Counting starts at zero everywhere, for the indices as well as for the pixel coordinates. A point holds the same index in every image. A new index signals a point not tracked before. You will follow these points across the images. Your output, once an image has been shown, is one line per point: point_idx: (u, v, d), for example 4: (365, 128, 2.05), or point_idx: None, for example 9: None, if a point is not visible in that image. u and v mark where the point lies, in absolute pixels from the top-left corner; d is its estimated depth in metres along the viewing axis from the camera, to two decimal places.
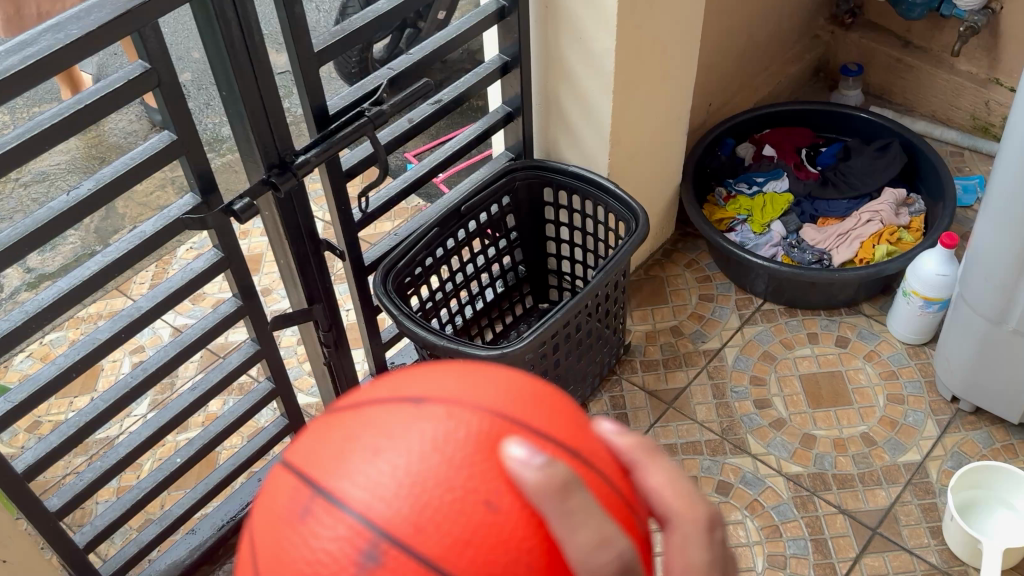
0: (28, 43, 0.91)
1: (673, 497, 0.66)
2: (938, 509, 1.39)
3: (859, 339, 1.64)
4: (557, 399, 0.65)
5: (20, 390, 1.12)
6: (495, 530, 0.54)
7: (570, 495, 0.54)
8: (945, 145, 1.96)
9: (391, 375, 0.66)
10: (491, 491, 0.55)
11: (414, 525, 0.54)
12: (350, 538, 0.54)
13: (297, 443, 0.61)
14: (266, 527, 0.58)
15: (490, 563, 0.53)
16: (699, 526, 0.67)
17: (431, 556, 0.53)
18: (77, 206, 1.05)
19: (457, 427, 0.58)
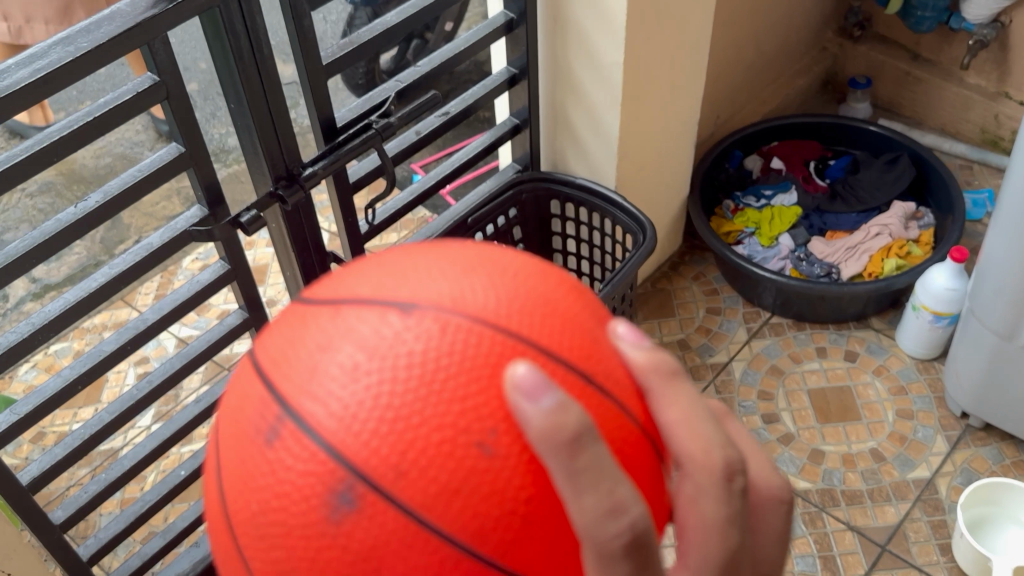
0: (39, 55, 0.91)
1: (689, 441, 0.60)
2: (948, 525, 1.38)
3: (868, 353, 1.63)
4: (565, 294, 0.61)
5: (26, 402, 1.11)
6: (489, 475, 0.52)
7: (580, 452, 0.50)
8: (954, 159, 1.95)
9: (384, 261, 0.63)
10: (485, 432, 0.52)
11: (397, 469, 0.52)
12: (320, 474, 0.53)
13: (276, 337, 0.60)
14: (236, 441, 0.57)
15: (480, 512, 0.52)
16: (717, 482, 0.60)
17: (414, 505, 0.52)
18: (85, 217, 1.04)
19: (450, 349, 0.54)
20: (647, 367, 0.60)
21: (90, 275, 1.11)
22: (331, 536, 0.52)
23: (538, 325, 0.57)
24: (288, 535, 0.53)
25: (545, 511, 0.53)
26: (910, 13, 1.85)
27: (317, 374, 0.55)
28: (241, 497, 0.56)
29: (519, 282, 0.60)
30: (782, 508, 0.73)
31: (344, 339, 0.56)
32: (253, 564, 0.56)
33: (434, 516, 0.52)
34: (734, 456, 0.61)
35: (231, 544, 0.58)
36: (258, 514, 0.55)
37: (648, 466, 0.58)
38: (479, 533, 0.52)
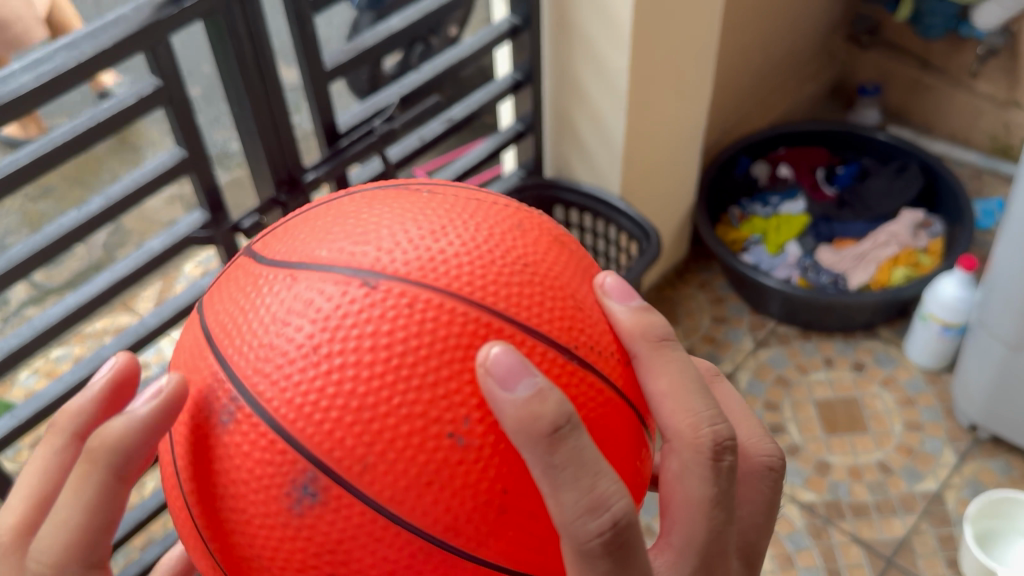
0: (43, 60, 0.89)
1: (673, 412, 0.58)
2: (955, 538, 1.36)
3: (875, 364, 1.61)
4: (543, 253, 0.57)
5: (25, 407, 1.10)
6: (462, 465, 0.49)
7: (559, 445, 0.47)
8: (963, 167, 1.93)
9: (346, 211, 0.59)
10: (457, 421, 0.49)
11: (363, 462, 0.49)
12: (282, 462, 0.50)
13: (229, 301, 0.56)
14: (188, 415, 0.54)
15: (453, 504, 0.49)
16: (699, 458, 0.57)
17: (381, 499, 0.49)
18: (87, 222, 1.03)
19: (417, 327, 0.50)
20: (635, 330, 0.58)
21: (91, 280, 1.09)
22: (296, 527, 0.50)
23: (516, 297, 0.53)
24: (249, 523, 0.51)
25: (519, 496, 0.51)
26: (920, 20, 1.83)
27: (270, 352, 0.51)
28: (199, 478, 0.53)
29: (493, 240, 0.56)
30: (771, 475, 0.69)
31: (301, 313, 0.52)
32: (213, 545, 0.54)
33: (403, 510, 0.49)
34: (721, 432, 0.58)
35: (188, 525, 0.56)
36: (216, 499, 0.52)
37: (631, 443, 0.56)
38: (451, 527, 0.49)
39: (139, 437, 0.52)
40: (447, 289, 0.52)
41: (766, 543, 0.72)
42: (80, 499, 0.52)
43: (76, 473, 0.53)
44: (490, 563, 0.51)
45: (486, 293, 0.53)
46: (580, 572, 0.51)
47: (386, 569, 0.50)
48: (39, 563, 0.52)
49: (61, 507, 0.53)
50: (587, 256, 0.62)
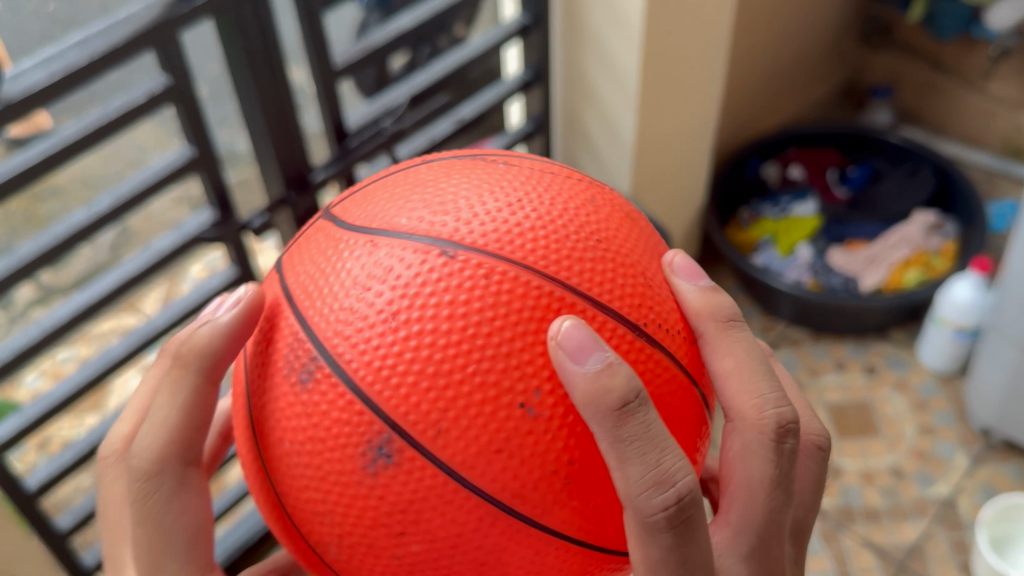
0: (55, 57, 0.89)
1: (739, 393, 0.61)
2: (968, 543, 1.35)
3: (887, 367, 1.60)
4: (617, 229, 0.59)
5: (34, 406, 1.09)
6: (533, 434, 0.50)
7: (627, 419, 0.50)
8: (976, 169, 1.91)
9: (424, 179, 0.61)
10: (530, 391, 0.50)
11: (437, 427, 0.50)
12: (358, 425, 0.52)
13: (309, 263, 0.58)
14: (266, 371, 0.57)
15: (523, 472, 0.51)
16: (762, 439, 0.60)
17: (453, 465, 0.50)
18: (96, 221, 1.02)
19: (495, 298, 0.52)
20: (702, 310, 0.60)
21: (101, 279, 1.09)
22: (369, 488, 0.52)
23: (590, 271, 0.55)
24: (323, 480, 0.53)
25: (587, 467, 0.52)
26: (932, 21, 1.82)
27: (349, 314, 0.53)
28: (274, 433, 0.55)
29: (569, 213, 0.58)
30: (820, 454, 0.70)
31: (381, 280, 0.53)
32: (286, 499, 0.56)
33: (474, 475, 0.50)
34: (786, 414, 0.60)
35: (259, 473, 0.58)
36: (293, 456, 0.54)
37: (695, 421, 0.58)
38: (519, 495, 0.51)
39: (224, 344, 0.60)
40: (522, 261, 0.54)
41: (814, 521, 0.72)
42: (175, 401, 0.60)
43: (171, 376, 0.61)
44: (555, 532, 0.53)
45: (561, 267, 0.54)
46: (642, 546, 0.53)
47: (454, 533, 0.51)
48: (142, 457, 0.59)
49: (159, 410, 0.61)
50: (655, 234, 0.64)
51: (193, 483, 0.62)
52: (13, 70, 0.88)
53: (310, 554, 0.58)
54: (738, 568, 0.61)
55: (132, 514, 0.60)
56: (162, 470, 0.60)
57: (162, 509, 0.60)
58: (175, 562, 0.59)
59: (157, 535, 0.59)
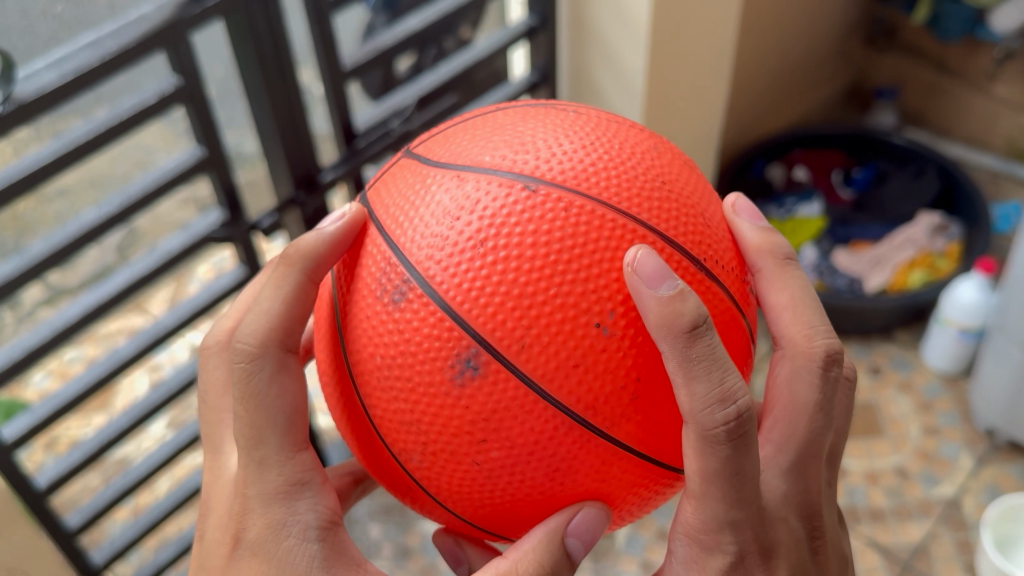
0: (68, 58, 0.90)
1: (794, 323, 0.69)
2: (973, 543, 1.35)
3: (892, 367, 1.61)
4: (677, 175, 0.64)
5: (45, 404, 1.09)
6: (605, 351, 0.55)
7: (695, 341, 0.53)
8: (979, 171, 1.92)
9: (502, 123, 0.66)
10: (604, 312, 0.55)
11: (521, 342, 0.55)
12: (448, 338, 0.56)
13: (398, 195, 0.63)
14: (356, 292, 0.61)
15: (596, 386, 0.55)
16: (811, 364, 0.67)
17: (534, 378, 0.55)
18: (108, 220, 1.03)
19: (574, 229, 0.57)
20: (762, 246, 0.68)
21: (111, 278, 1.09)
22: (455, 398, 0.56)
23: (657, 210, 0.60)
24: (413, 391, 0.57)
25: (653, 383, 0.57)
26: (936, 23, 1.83)
27: (437, 237, 0.58)
28: (365, 347, 0.60)
29: (635, 159, 0.63)
30: (848, 385, 0.74)
31: (468, 210, 0.58)
32: (372, 411, 0.61)
33: (552, 387, 0.55)
34: (834, 344, 0.67)
35: (347, 385, 0.63)
36: (384, 369, 0.59)
37: (742, 351, 0.63)
38: (591, 407, 0.56)
39: (324, 248, 0.63)
40: (598, 198, 0.58)
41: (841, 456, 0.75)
42: (279, 293, 0.63)
43: (277, 273, 0.63)
44: (617, 443, 0.57)
45: (632, 204, 0.59)
46: (700, 458, 0.56)
47: (530, 439, 0.56)
48: (247, 342, 0.62)
49: (263, 299, 0.63)
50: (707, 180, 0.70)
51: (292, 368, 0.63)
52: (26, 71, 0.89)
53: (392, 466, 0.63)
54: (778, 483, 0.64)
55: (236, 395, 0.62)
56: (265, 354, 0.62)
57: (264, 387, 0.61)
58: (276, 437, 0.61)
59: (258, 416, 0.61)
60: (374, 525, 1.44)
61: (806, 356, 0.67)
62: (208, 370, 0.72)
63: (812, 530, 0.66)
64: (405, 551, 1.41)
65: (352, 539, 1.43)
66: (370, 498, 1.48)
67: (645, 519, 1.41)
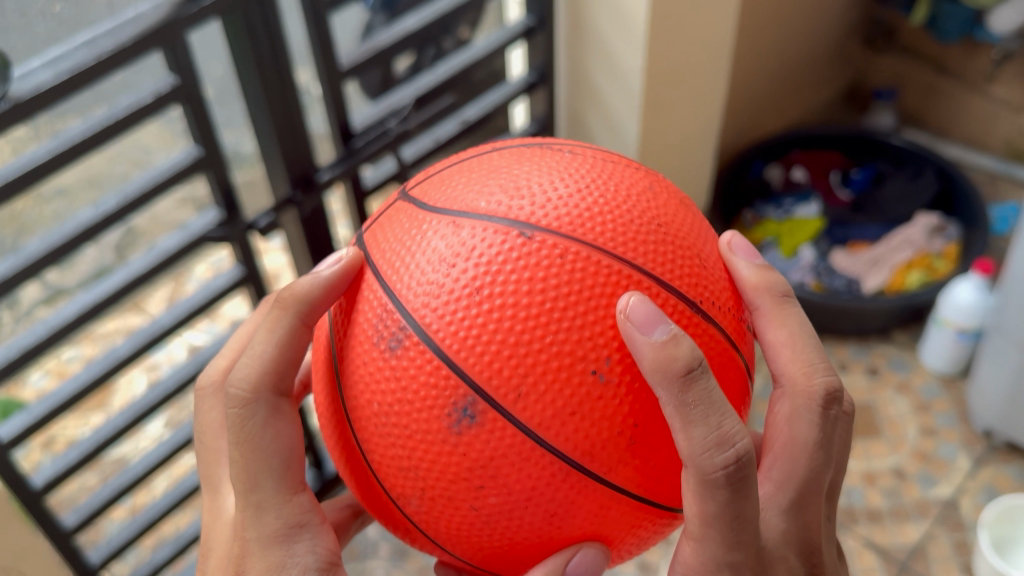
0: (64, 57, 0.90)
1: (792, 362, 0.68)
2: (970, 544, 1.35)
3: (889, 369, 1.61)
4: (673, 215, 0.64)
5: (41, 404, 1.09)
6: (602, 399, 0.55)
7: (691, 386, 0.54)
8: (979, 172, 1.91)
9: (498, 166, 0.65)
10: (600, 360, 0.55)
11: (517, 391, 0.55)
12: (444, 388, 0.56)
13: (394, 240, 0.63)
14: (353, 337, 0.61)
15: (592, 432, 0.56)
16: (811, 403, 0.66)
17: (530, 425, 0.55)
18: (104, 220, 1.03)
19: (570, 277, 0.57)
20: (758, 285, 0.67)
21: (108, 278, 1.09)
22: (453, 445, 0.56)
23: (652, 253, 0.60)
24: (410, 438, 0.58)
25: (650, 427, 0.57)
26: (934, 24, 1.83)
27: (434, 286, 0.58)
28: (362, 392, 0.60)
29: (631, 201, 0.63)
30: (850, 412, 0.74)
31: (464, 257, 0.58)
32: (371, 455, 0.61)
33: (548, 435, 0.55)
34: (834, 382, 0.67)
35: (345, 428, 0.63)
36: (381, 416, 0.59)
37: (740, 390, 0.63)
38: (588, 454, 0.56)
39: (318, 293, 0.64)
40: (593, 243, 0.59)
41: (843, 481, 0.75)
42: (273, 336, 0.64)
43: (271, 316, 0.65)
44: (615, 487, 0.57)
45: (628, 249, 0.59)
46: (699, 501, 0.56)
47: (528, 486, 0.56)
48: (240, 388, 0.63)
49: (257, 343, 0.64)
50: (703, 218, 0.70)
51: (285, 410, 0.65)
52: (22, 69, 0.89)
53: (392, 507, 0.63)
54: (778, 522, 0.65)
55: (230, 438, 0.64)
56: (258, 400, 0.63)
57: (259, 431, 0.63)
58: (271, 481, 0.63)
59: (256, 460, 0.63)
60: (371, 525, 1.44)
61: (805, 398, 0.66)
62: (205, 412, 0.75)
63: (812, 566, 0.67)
64: (401, 550, 1.41)
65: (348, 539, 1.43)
66: None
67: None
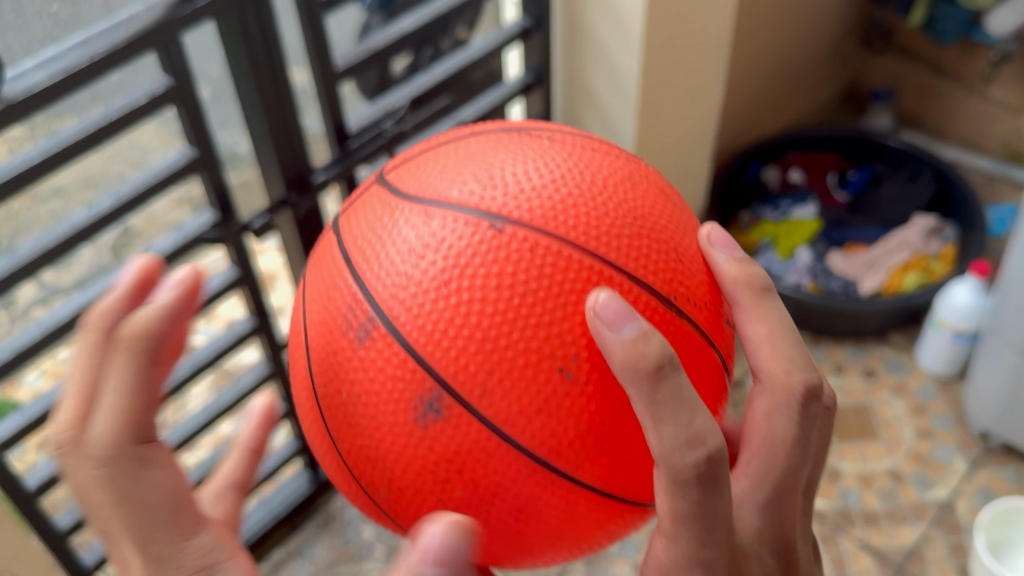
0: (56, 58, 0.89)
1: (771, 357, 0.65)
2: (966, 546, 1.35)
3: (886, 370, 1.61)
4: (651, 208, 0.63)
5: (35, 405, 1.09)
6: (568, 396, 0.55)
7: (661, 383, 0.52)
8: (976, 173, 1.91)
9: (477, 156, 0.64)
10: (568, 357, 0.54)
11: (482, 387, 0.55)
12: (412, 382, 0.56)
13: (365, 229, 0.62)
14: (325, 328, 0.61)
15: (559, 429, 0.55)
16: (790, 400, 0.64)
17: (496, 421, 0.55)
18: (98, 220, 1.03)
19: (539, 272, 0.56)
20: (737, 279, 0.65)
21: (102, 278, 1.09)
22: (419, 438, 0.56)
23: (626, 247, 0.59)
24: (378, 430, 0.58)
25: (619, 424, 0.56)
26: (932, 25, 1.83)
27: (402, 278, 0.57)
28: (333, 383, 0.60)
29: (606, 193, 0.61)
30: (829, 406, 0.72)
31: (433, 249, 0.57)
32: (342, 446, 0.61)
33: (514, 431, 0.55)
34: (812, 379, 0.65)
35: (317, 417, 0.63)
36: (350, 405, 0.59)
37: (714, 387, 0.63)
38: (554, 451, 0.55)
39: (165, 327, 0.55)
40: (563, 236, 0.57)
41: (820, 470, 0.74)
42: None
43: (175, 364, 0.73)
44: (582, 484, 0.57)
45: (600, 243, 0.58)
46: (670, 499, 0.56)
47: (493, 481, 0.56)
48: None
49: None
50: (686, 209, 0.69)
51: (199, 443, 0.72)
52: (15, 70, 0.88)
53: (364, 497, 0.63)
54: (751, 518, 0.65)
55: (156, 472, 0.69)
56: None
57: None
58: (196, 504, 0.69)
59: (134, 511, 0.55)
60: (366, 526, 1.44)
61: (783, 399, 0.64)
62: None
63: (785, 562, 0.68)
64: (397, 551, 1.41)
65: (344, 540, 1.43)
66: None
67: None
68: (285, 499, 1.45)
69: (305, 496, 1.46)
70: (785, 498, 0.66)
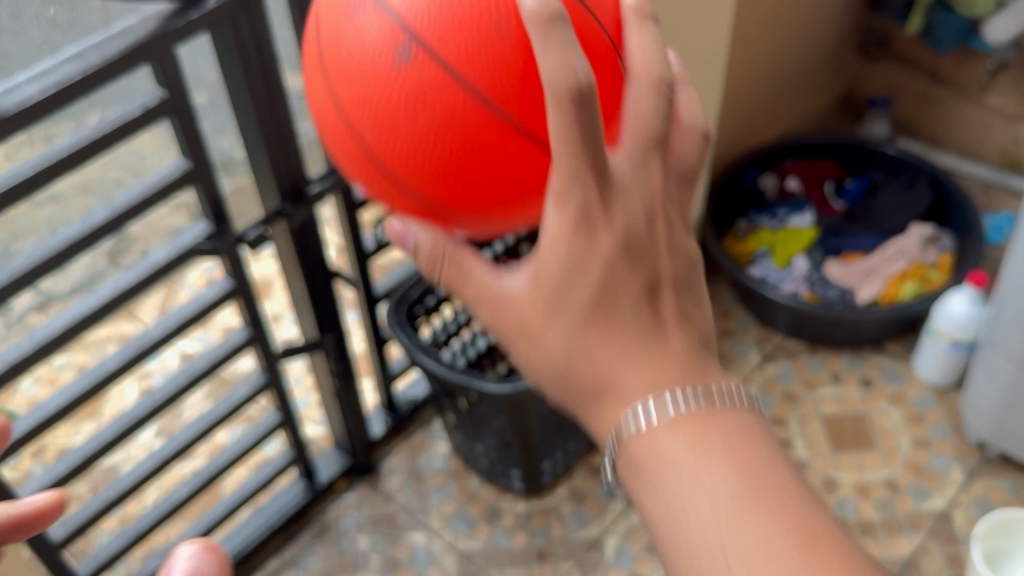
0: (48, 71, 0.88)
1: (639, 48, 0.62)
2: (963, 557, 1.35)
3: (883, 379, 1.60)
4: None
5: (28, 418, 1.09)
6: (499, 50, 0.60)
7: (552, 26, 0.54)
8: (974, 180, 1.92)
9: None
10: (501, 14, 0.60)
11: (440, 36, 0.61)
12: (386, 32, 0.62)
13: None
14: (332, 14, 0.66)
15: (489, 72, 0.60)
16: (653, 81, 0.61)
17: (450, 60, 0.61)
18: (91, 233, 1.02)
19: None
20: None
21: (95, 290, 1.09)
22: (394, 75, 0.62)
23: None
24: (350, 68, 0.64)
25: (535, 96, 0.61)
26: (929, 33, 1.82)
27: None
28: (332, 45, 0.65)
29: None
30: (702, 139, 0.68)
31: None
32: (332, 91, 0.66)
33: (458, 72, 0.61)
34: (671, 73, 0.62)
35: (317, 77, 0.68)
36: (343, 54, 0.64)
37: (613, 80, 0.64)
38: (489, 92, 0.61)
39: None
40: None
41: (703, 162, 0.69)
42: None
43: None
44: (504, 122, 0.61)
45: None
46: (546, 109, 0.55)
47: (444, 118, 0.62)
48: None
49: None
50: None
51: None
52: (7, 83, 0.87)
53: (348, 147, 0.67)
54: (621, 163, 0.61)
55: None
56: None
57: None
58: None
59: None
60: (362, 537, 1.44)
61: (647, 83, 0.61)
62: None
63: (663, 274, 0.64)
64: (393, 561, 1.41)
65: (340, 550, 1.43)
66: (358, 509, 1.48)
67: (634, 530, 1.42)
68: (281, 509, 1.45)
69: (301, 505, 1.46)
70: (655, 173, 0.62)
